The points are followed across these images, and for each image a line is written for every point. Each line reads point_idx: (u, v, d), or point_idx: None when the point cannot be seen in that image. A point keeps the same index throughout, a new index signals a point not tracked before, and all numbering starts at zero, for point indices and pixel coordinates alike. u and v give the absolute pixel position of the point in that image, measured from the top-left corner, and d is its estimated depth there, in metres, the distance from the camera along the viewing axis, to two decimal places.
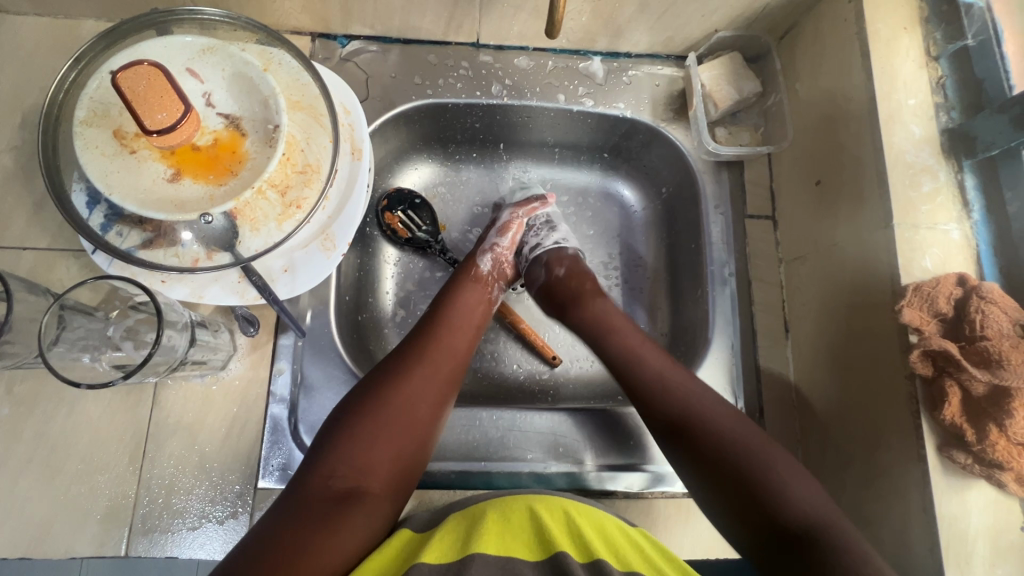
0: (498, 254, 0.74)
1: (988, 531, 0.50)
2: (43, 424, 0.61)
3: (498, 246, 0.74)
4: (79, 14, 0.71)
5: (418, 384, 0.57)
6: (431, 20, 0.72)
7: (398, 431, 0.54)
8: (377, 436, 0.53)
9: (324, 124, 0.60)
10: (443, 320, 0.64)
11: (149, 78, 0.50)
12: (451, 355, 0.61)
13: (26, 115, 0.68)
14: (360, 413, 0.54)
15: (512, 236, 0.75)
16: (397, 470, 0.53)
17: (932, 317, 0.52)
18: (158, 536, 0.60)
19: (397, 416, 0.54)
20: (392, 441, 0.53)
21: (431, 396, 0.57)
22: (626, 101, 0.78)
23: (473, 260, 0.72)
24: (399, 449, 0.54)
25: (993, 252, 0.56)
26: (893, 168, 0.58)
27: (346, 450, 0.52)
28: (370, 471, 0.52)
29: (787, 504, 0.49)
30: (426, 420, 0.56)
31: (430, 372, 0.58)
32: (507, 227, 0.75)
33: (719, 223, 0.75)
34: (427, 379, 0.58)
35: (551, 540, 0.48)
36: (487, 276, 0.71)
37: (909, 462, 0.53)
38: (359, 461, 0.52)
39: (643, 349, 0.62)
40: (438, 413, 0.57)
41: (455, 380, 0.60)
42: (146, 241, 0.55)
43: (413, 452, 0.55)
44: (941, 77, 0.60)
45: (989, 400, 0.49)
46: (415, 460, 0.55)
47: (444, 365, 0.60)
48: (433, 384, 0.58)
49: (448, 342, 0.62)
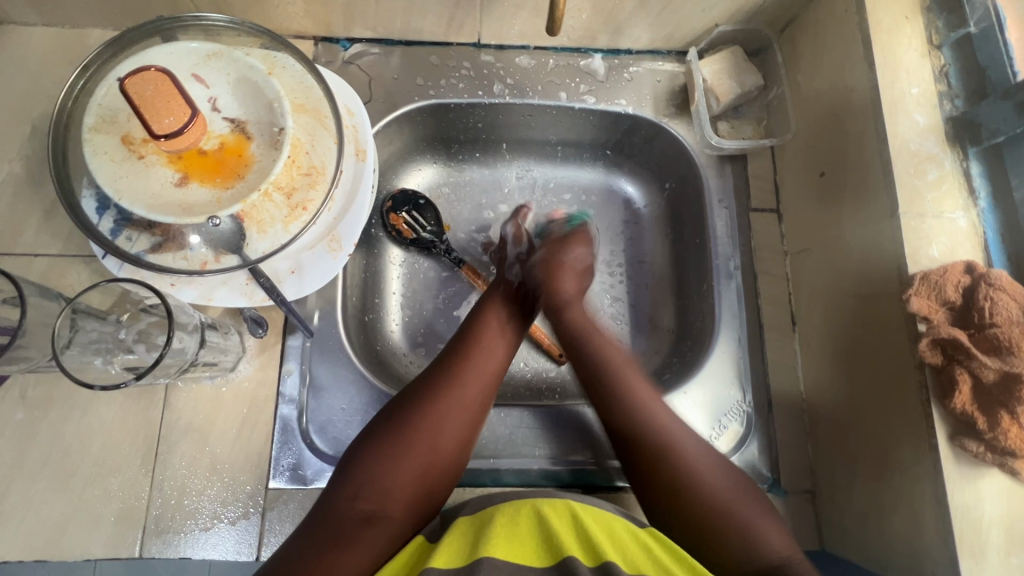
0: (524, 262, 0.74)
1: (1002, 520, 0.49)
2: (57, 428, 0.62)
3: (523, 256, 0.75)
4: (85, 24, 0.72)
5: (447, 412, 0.57)
6: (432, 21, 0.72)
7: (425, 454, 0.55)
8: (407, 460, 0.54)
9: (328, 126, 0.61)
10: (478, 341, 0.64)
11: (156, 83, 0.50)
12: (484, 379, 0.61)
13: (36, 124, 0.69)
14: (389, 433, 0.55)
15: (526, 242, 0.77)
16: (421, 493, 0.54)
17: (940, 305, 0.52)
18: (171, 537, 0.60)
19: (428, 440, 0.55)
20: (419, 466, 0.54)
21: (461, 420, 0.57)
22: (628, 98, 0.78)
23: (503, 274, 0.72)
24: (425, 472, 0.54)
25: (1001, 239, 0.56)
26: (898, 157, 0.58)
27: (375, 472, 0.53)
28: (396, 492, 0.53)
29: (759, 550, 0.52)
30: (454, 445, 0.56)
31: (462, 399, 0.58)
32: (520, 237, 0.77)
33: (723, 217, 0.75)
34: (457, 405, 0.58)
35: (558, 544, 0.48)
36: (521, 291, 0.71)
37: (921, 452, 0.53)
38: (387, 484, 0.52)
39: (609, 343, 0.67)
40: (466, 442, 0.58)
41: (484, 407, 0.60)
42: (156, 245, 0.56)
43: (441, 476, 0.55)
44: (944, 65, 0.60)
45: (1000, 387, 0.48)
46: (440, 485, 0.56)
47: (473, 387, 0.60)
48: (463, 411, 0.58)
49: (479, 364, 0.62)
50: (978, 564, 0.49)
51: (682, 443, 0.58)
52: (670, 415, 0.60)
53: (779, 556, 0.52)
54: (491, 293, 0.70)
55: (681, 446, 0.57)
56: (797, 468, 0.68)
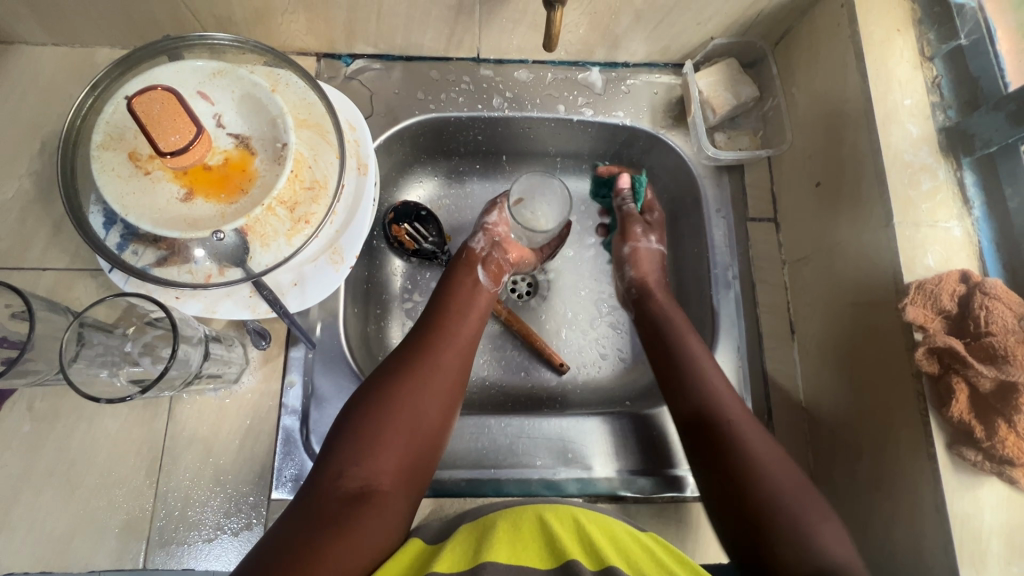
0: (489, 232, 0.76)
1: (1002, 529, 0.49)
2: (64, 440, 0.62)
3: (489, 225, 0.76)
4: (94, 43, 0.74)
5: (422, 390, 0.58)
6: (432, 37, 0.74)
7: (406, 426, 0.56)
8: (389, 432, 0.55)
9: (330, 141, 0.62)
10: (449, 317, 0.66)
11: (163, 102, 0.52)
12: (456, 353, 0.63)
13: (45, 141, 0.71)
14: (369, 411, 0.56)
15: (500, 212, 0.77)
16: (406, 468, 0.55)
17: (936, 314, 0.52)
18: (175, 548, 0.61)
19: (408, 411, 0.57)
20: (402, 440, 0.55)
21: (438, 398, 0.59)
22: (625, 110, 0.79)
23: (466, 243, 0.75)
24: (407, 446, 0.55)
25: (995, 248, 0.56)
26: (892, 167, 0.58)
27: (355, 452, 0.53)
28: (382, 468, 0.53)
29: (820, 553, 0.48)
30: (434, 419, 0.58)
31: (437, 373, 0.60)
32: (493, 207, 0.78)
33: (721, 226, 0.76)
34: (432, 381, 0.59)
35: (562, 548, 0.48)
36: (480, 255, 0.74)
37: (920, 460, 0.53)
38: (370, 463, 0.53)
39: (671, 310, 0.70)
40: (445, 412, 0.59)
41: (460, 380, 0.62)
42: (161, 259, 0.57)
43: (424, 447, 0.57)
44: (936, 77, 0.61)
45: (997, 396, 0.49)
46: (424, 457, 0.57)
47: (445, 363, 0.62)
48: (441, 384, 0.60)
49: (453, 340, 0.64)
50: (979, 573, 0.49)
51: (726, 406, 0.60)
52: (718, 375, 0.63)
53: (837, 561, 0.48)
54: (455, 263, 0.73)
55: (729, 410, 0.59)
56: None
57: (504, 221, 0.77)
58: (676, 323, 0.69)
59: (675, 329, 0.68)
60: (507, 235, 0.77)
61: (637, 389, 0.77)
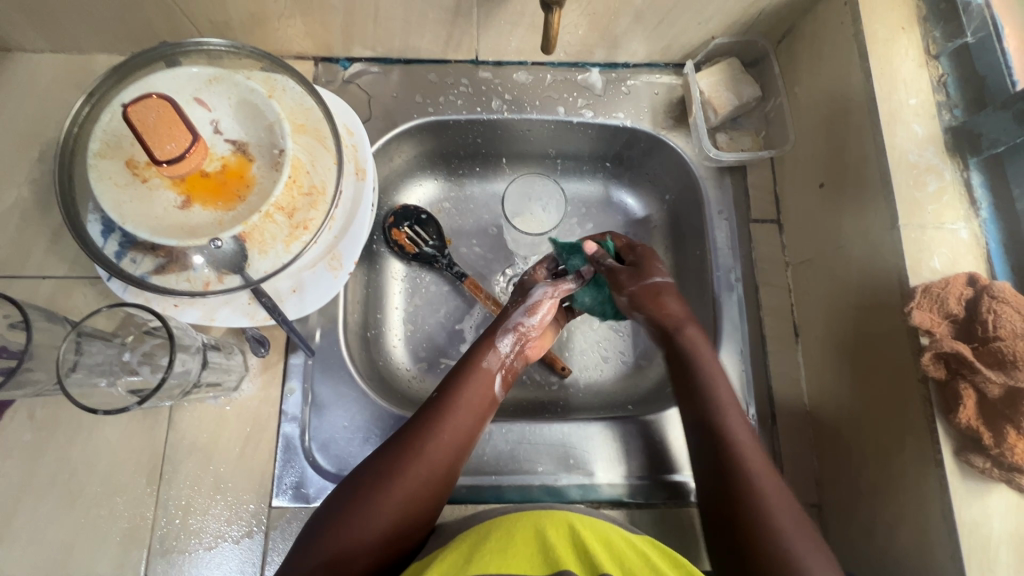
0: (522, 333, 0.67)
1: (1010, 537, 0.49)
2: (64, 448, 0.62)
3: (523, 326, 0.67)
4: (92, 50, 0.74)
5: (435, 451, 0.57)
6: (430, 40, 0.73)
7: (413, 487, 0.55)
8: (365, 534, 0.52)
9: (327, 145, 0.61)
10: (450, 401, 0.60)
11: (159, 110, 0.51)
12: (451, 444, 0.58)
13: (44, 148, 0.71)
14: (383, 467, 0.55)
15: (542, 315, 0.67)
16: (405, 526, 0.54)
17: (943, 318, 0.52)
18: (176, 557, 0.61)
19: (387, 511, 0.53)
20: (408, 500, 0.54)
21: (451, 458, 0.57)
22: (625, 111, 0.78)
23: (494, 341, 0.66)
24: (411, 504, 0.54)
25: (1003, 250, 0.55)
26: (896, 168, 0.57)
27: (361, 505, 0.53)
28: (381, 522, 0.53)
29: None
30: (443, 479, 0.57)
31: (451, 430, 0.58)
32: (537, 307, 0.67)
33: (723, 228, 0.75)
34: (448, 443, 0.58)
35: (555, 556, 0.47)
36: (504, 362, 0.65)
37: (926, 467, 0.52)
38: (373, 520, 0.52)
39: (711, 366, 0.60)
40: (430, 506, 0.56)
41: (451, 473, 0.58)
42: (159, 266, 0.56)
43: (412, 527, 0.55)
44: (942, 75, 0.60)
45: (1006, 402, 0.48)
46: (426, 515, 0.56)
47: (464, 424, 0.59)
48: (426, 482, 0.55)
49: (474, 401, 0.61)
50: None
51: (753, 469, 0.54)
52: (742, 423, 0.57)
53: None
54: (476, 350, 0.65)
55: (767, 501, 0.52)
56: (803, 482, 0.67)
57: (540, 326, 0.68)
58: (719, 390, 0.59)
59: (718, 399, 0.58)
60: (535, 337, 0.69)
61: (640, 393, 0.76)
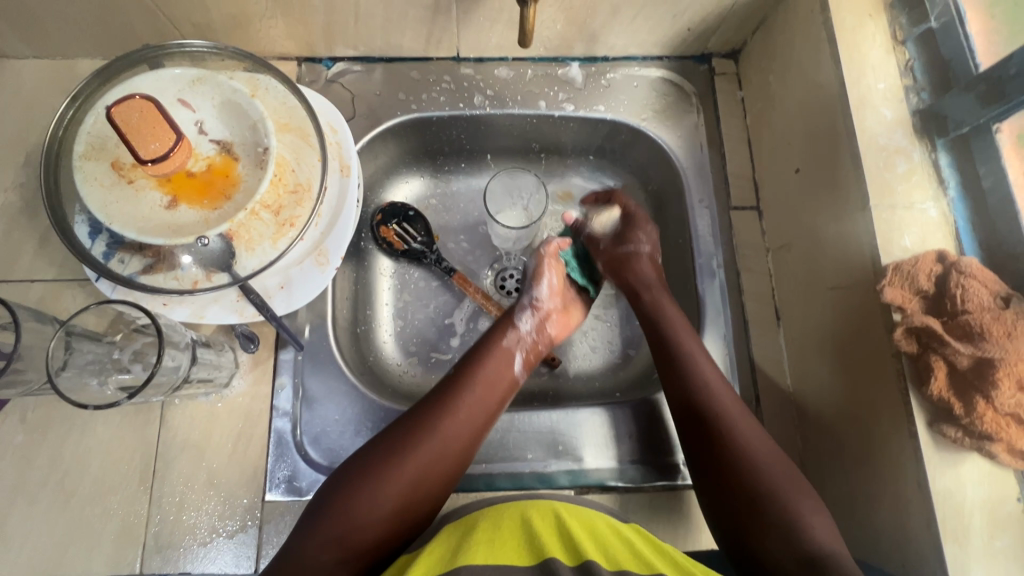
0: (536, 307, 0.69)
1: (983, 503, 0.50)
2: (57, 449, 0.63)
3: (537, 300, 0.70)
4: (75, 55, 0.74)
5: (454, 426, 0.59)
6: (411, 38, 0.74)
7: (428, 459, 0.56)
8: (374, 507, 0.53)
9: (312, 143, 0.62)
10: (468, 380, 0.62)
11: (142, 110, 0.52)
12: (468, 422, 0.59)
13: (29, 153, 0.71)
14: (394, 443, 0.57)
15: (547, 283, 0.71)
16: (419, 497, 0.56)
17: (914, 296, 0.53)
18: (171, 552, 0.61)
19: (398, 485, 0.54)
20: (422, 472, 0.56)
21: (466, 436, 0.59)
22: (607, 103, 0.80)
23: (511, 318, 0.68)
24: (421, 478, 0.56)
25: (971, 227, 0.57)
26: (867, 151, 0.59)
27: (373, 475, 0.54)
28: (393, 493, 0.54)
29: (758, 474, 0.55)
30: (457, 454, 0.58)
31: (467, 409, 0.60)
32: (542, 277, 0.70)
33: (704, 217, 0.76)
34: (465, 420, 0.59)
35: (540, 540, 0.48)
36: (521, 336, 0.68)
37: (902, 439, 0.54)
38: (384, 490, 0.54)
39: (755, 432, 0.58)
40: (441, 484, 0.57)
41: (467, 451, 0.59)
42: (148, 266, 0.57)
43: (423, 501, 0.56)
44: (908, 60, 0.62)
45: (974, 372, 0.49)
46: (438, 488, 0.57)
47: (482, 402, 0.61)
48: (439, 459, 0.57)
49: (492, 380, 0.63)
50: (962, 547, 0.50)
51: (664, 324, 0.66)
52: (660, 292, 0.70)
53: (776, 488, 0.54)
54: (495, 324, 0.69)
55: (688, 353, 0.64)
56: None
57: (551, 292, 0.71)
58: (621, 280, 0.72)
59: (786, 494, 0.54)
60: (556, 312, 0.71)
61: (628, 380, 0.78)
